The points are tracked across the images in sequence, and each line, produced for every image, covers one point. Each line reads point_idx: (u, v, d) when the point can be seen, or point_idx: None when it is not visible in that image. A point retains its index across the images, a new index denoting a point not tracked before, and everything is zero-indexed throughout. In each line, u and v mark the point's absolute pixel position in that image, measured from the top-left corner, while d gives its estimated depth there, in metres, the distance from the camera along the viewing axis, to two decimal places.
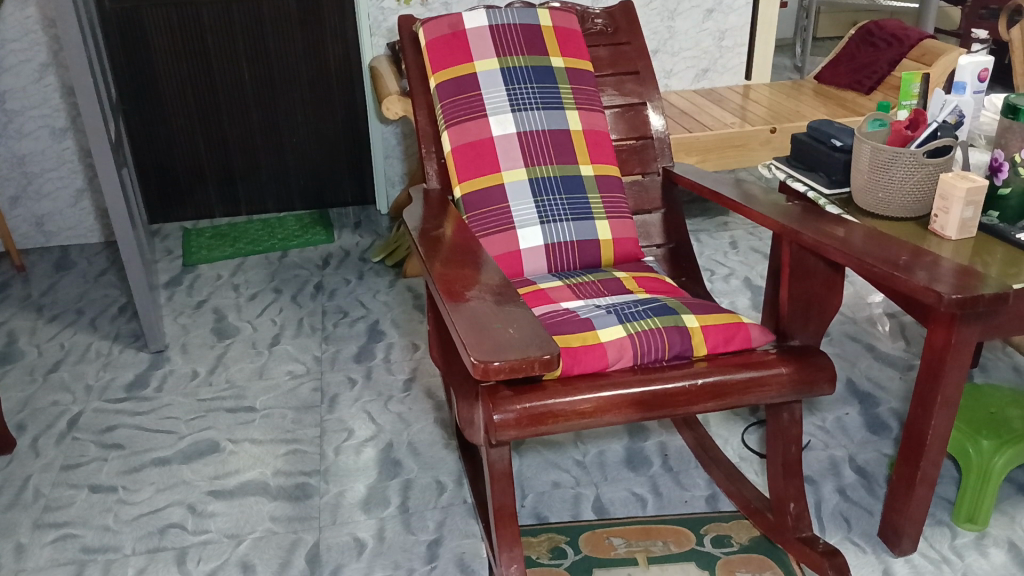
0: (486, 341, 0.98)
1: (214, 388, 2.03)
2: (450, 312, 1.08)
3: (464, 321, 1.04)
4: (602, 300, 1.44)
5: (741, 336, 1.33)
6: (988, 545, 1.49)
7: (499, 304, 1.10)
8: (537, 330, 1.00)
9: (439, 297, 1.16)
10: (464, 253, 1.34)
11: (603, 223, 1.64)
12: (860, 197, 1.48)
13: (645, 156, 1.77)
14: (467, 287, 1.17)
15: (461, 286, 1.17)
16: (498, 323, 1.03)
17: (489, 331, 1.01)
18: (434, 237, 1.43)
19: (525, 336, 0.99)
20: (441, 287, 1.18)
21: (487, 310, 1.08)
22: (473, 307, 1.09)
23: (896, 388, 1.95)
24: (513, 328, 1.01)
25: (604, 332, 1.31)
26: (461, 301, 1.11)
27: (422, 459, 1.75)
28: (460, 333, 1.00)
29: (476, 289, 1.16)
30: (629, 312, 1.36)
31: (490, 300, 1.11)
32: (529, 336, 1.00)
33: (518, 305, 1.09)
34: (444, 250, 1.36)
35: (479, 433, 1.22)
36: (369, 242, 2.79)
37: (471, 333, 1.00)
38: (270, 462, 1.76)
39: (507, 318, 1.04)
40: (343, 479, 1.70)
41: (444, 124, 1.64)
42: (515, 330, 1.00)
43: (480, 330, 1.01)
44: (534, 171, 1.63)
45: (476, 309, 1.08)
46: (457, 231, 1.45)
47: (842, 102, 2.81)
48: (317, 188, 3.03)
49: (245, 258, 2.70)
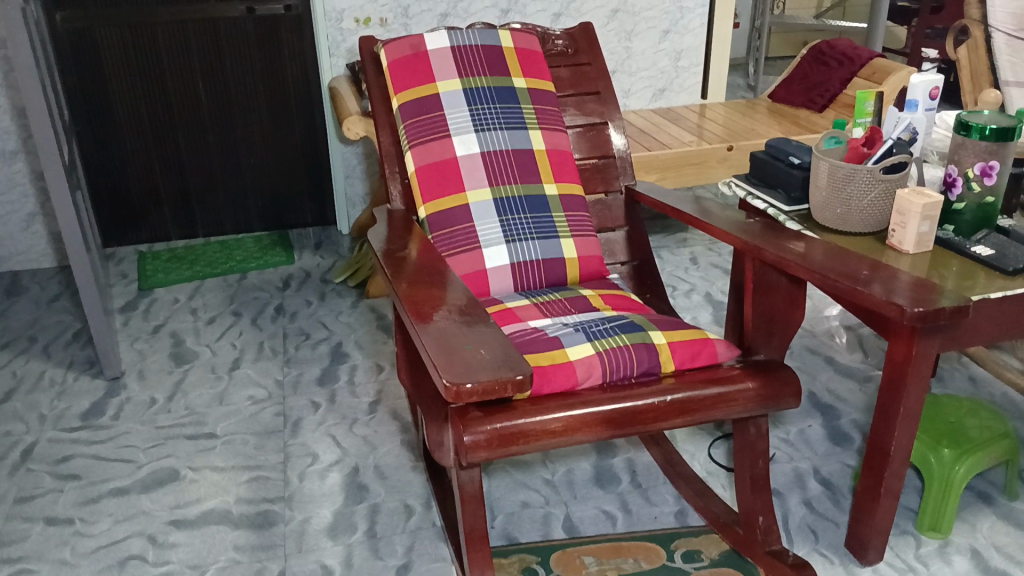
0: (458, 363, 0.93)
1: (172, 414, 1.98)
2: (423, 339, 1.05)
3: (435, 345, 1.00)
4: (569, 318, 1.44)
5: (707, 352, 1.33)
6: (951, 553, 1.52)
7: (468, 325, 1.08)
8: (508, 351, 0.96)
9: (410, 321, 1.13)
10: (430, 274, 1.33)
11: (568, 241, 1.65)
12: (819, 213, 1.51)
13: (608, 174, 1.78)
14: (439, 312, 1.14)
15: (431, 311, 1.14)
16: (469, 343, 0.99)
17: (459, 352, 0.96)
18: (402, 261, 1.41)
19: (497, 357, 0.94)
20: (409, 308, 1.16)
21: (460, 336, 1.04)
22: (448, 334, 1.06)
23: (856, 400, 1.98)
24: (485, 349, 0.97)
25: (573, 351, 1.30)
26: (430, 323, 1.10)
27: (389, 482, 1.73)
28: (431, 356, 0.96)
29: (446, 314, 1.13)
30: (597, 330, 1.36)
31: (463, 325, 1.08)
32: (500, 357, 0.95)
33: (493, 330, 1.06)
34: (411, 274, 1.34)
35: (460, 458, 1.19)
36: (330, 263, 2.76)
37: (442, 356, 0.96)
38: (232, 490, 1.72)
39: (479, 340, 1.00)
40: (308, 505, 1.67)
41: (408, 145, 1.64)
42: (486, 351, 0.96)
43: (451, 353, 0.96)
44: (498, 191, 1.64)
45: (449, 335, 1.04)
46: (422, 251, 1.44)
47: (796, 120, 2.87)
48: (276, 208, 2.99)
49: (202, 281, 2.65)
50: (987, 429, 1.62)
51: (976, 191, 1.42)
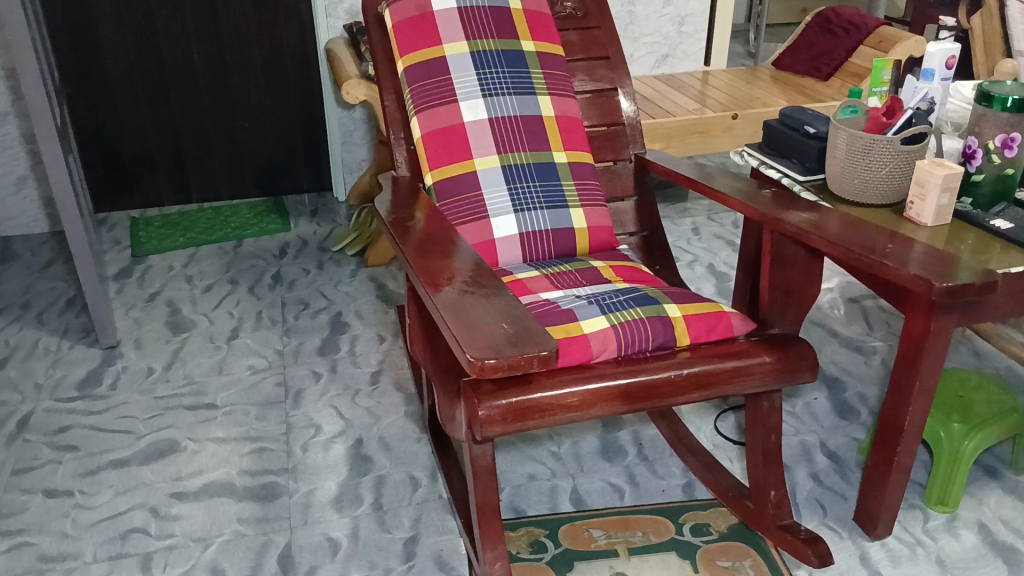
0: (480, 338, 0.90)
1: (171, 384, 1.95)
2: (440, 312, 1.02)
3: (452, 318, 0.97)
4: (580, 290, 1.41)
5: (722, 325, 1.31)
6: (959, 527, 1.53)
7: (486, 297, 1.05)
8: (531, 325, 0.93)
9: (426, 292, 1.10)
10: (441, 243, 1.29)
11: (577, 211, 1.61)
12: (835, 183, 1.48)
13: (617, 143, 1.73)
14: (454, 283, 1.11)
15: (446, 282, 1.11)
16: (490, 317, 0.95)
17: (480, 326, 0.93)
18: (411, 229, 1.37)
19: (520, 331, 0.91)
20: (424, 279, 1.13)
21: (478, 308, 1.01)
22: (466, 305, 1.03)
23: (862, 372, 1.98)
24: (508, 323, 0.94)
25: (587, 323, 1.28)
26: (447, 295, 1.07)
27: (394, 455, 1.71)
28: (451, 330, 0.93)
29: (462, 286, 1.09)
30: (610, 302, 1.33)
31: (481, 295, 1.05)
32: (524, 330, 0.92)
33: (512, 302, 1.02)
34: (422, 242, 1.30)
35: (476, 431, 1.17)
36: (328, 231, 2.72)
37: (463, 331, 0.93)
38: (235, 461, 1.70)
39: (500, 313, 0.97)
40: (312, 476, 1.65)
41: (414, 110, 1.59)
42: (509, 325, 0.93)
43: (471, 327, 0.93)
44: (507, 158, 1.60)
45: (467, 307, 1.01)
46: (432, 220, 1.41)
47: (801, 88, 2.84)
48: (272, 174, 2.94)
49: (197, 248, 2.61)
50: (996, 403, 1.62)
51: (996, 163, 1.40)
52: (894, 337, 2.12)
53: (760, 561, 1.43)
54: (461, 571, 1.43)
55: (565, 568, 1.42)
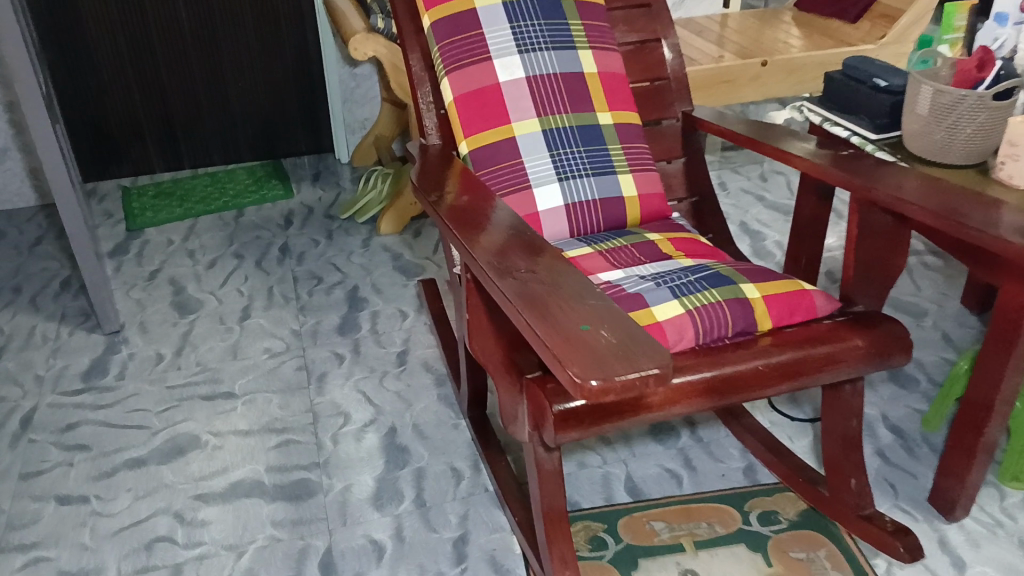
0: (580, 350, 0.78)
1: (184, 372, 1.82)
2: (515, 309, 0.88)
3: (536, 319, 0.84)
4: (642, 268, 1.28)
5: (805, 306, 1.19)
6: None
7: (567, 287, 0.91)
8: (636, 332, 0.80)
9: (493, 285, 0.96)
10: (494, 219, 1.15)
11: (626, 177, 1.47)
12: (914, 142, 1.35)
13: (662, 99, 1.59)
14: (523, 270, 0.97)
15: (515, 272, 0.97)
16: (584, 323, 0.82)
17: (575, 335, 0.80)
18: (453, 203, 1.23)
19: (625, 341, 0.78)
20: (489, 269, 0.99)
21: (559, 302, 0.87)
22: (544, 297, 0.89)
23: (915, 336, 1.87)
24: (606, 330, 0.81)
25: (659, 309, 1.15)
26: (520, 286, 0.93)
27: (432, 443, 1.60)
28: (544, 342, 0.80)
29: (533, 275, 0.96)
30: (681, 284, 1.21)
31: (560, 286, 0.92)
32: (628, 338, 0.79)
33: (599, 294, 0.89)
34: (471, 220, 1.16)
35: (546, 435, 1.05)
36: (334, 197, 2.57)
37: (556, 341, 0.80)
38: (260, 457, 1.58)
39: (593, 315, 0.83)
40: (346, 471, 1.54)
41: (443, 70, 1.44)
42: (608, 333, 0.80)
43: (565, 337, 0.80)
44: (547, 121, 1.45)
45: (547, 300, 0.88)
46: (478, 194, 1.26)
47: (827, 31, 2.68)
48: (268, 136, 2.77)
49: (196, 219, 2.45)
50: None
51: None
52: (943, 296, 2.02)
53: (837, 551, 1.34)
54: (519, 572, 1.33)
55: (630, 566, 1.32)
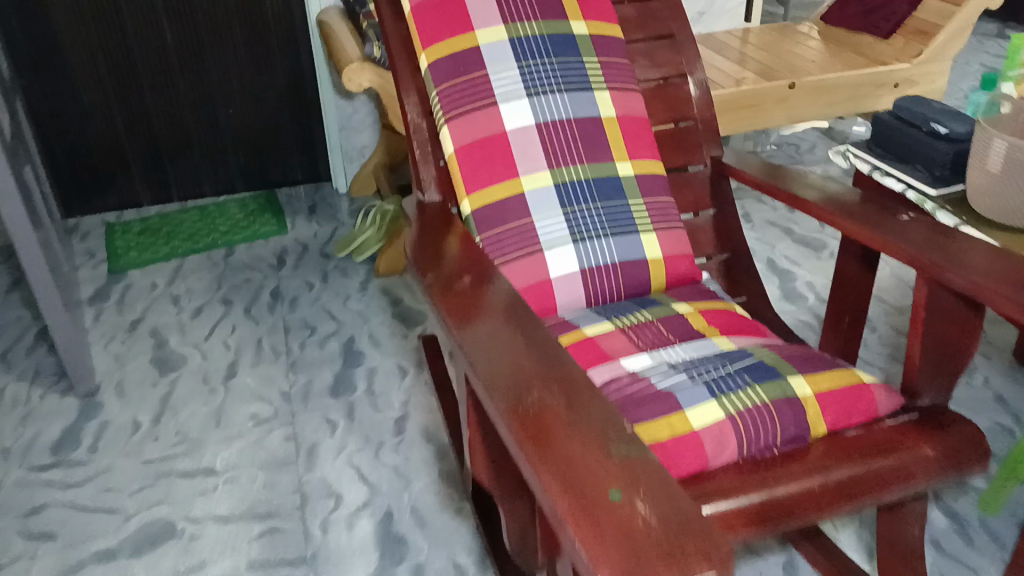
0: (617, 538, 0.60)
1: (162, 442, 1.66)
2: (525, 455, 0.70)
3: (554, 480, 0.67)
4: (672, 353, 1.11)
5: (863, 405, 1.03)
6: None
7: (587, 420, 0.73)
8: (683, 510, 0.62)
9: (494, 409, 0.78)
10: (493, 301, 0.96)
11: (650, 236, 1.29)
12: (981, 201, 1.14)
13: (688, 144, 1.41)
14: (529, 387, 0.78)
15: (521, 390, 0.79)
16: (614, 488, 0.65)
17: (606, 512, 0.63)
18: (445, 275, 1.04)
19: (670, 526, 0.61)
20: (489, 383, 0.80)
21: (579, 447, 0.70)
22: (558, 437, 0.71)
23: (965, 395, 1.70)
24: (644, 504, 0.63)
25: (696, 413, 0.99)
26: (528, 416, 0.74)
27: (431, 532, 1.46)
28: (568, 524, 0.63)
29: (542, 396, 0.77)
30: (719, 378, 1.04)
31: (579, 418, 0.73)
32: (673, 518, 0.62)
33: (627, 429, 0.72)
34: (465, 301, 0.97)
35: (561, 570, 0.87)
36: (330, 232, 2.41)
37: (584, 521, 0.62)
38: (242, 548, 1.43)
39: (626, 476, 0.66)
40: (336, 567, 1.40)
41: (443, 118, 1.26)
42: (647, 509, 0.63)
43: (593, 515, 0.63)
44: (560, 174, 1.28)
45: (565, 446, 0.70)
46: (474, 260, 1.07)
47: (857, 49, 2.49)
48: (261, 165, 2.62)
49: (183, 260, 2.29)
50: None
51: None
52: (992, 347, 1.85)
53: None
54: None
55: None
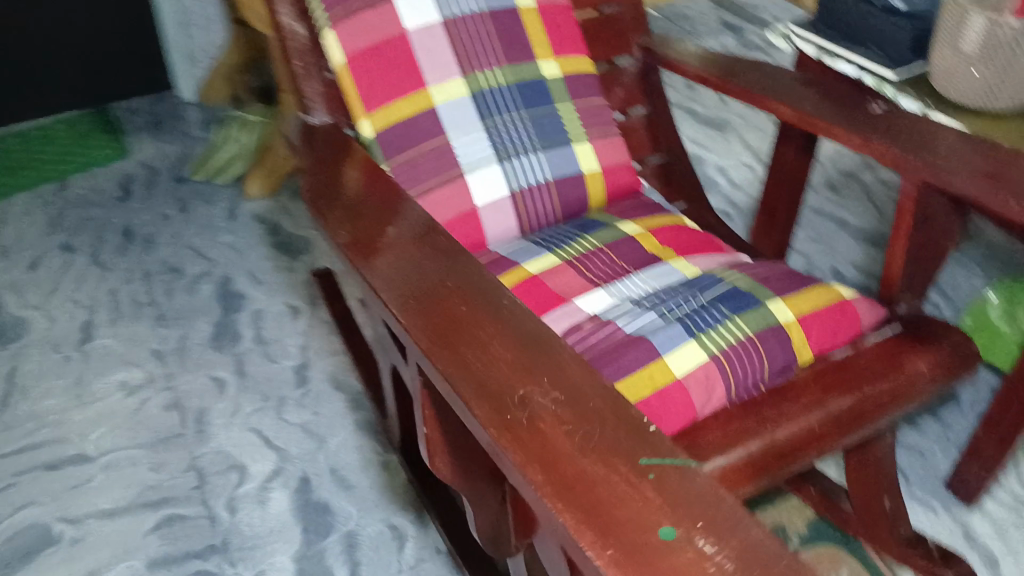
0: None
1: (17, 430, 1.41)
2: (526, 477, 0.54)
3: (574, 513, 0.51)
4: (631, 285, 0.97)
5: (848, 323, 0.93)
6: None
7: (600, 423, 0.57)
8: (762, 546, 0.48)
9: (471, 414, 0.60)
10: (431, 257, 0.77)
11: (584, 146, 1.13)
12: (947, 85, 1.10)
13: (615, 32, 1.22)
14: (513, 382, 0.61)
15: (501, 384, 0.61)
16: (665, 524, 0.50)
17: (666, 561, 0.48)
18: (358, 221, 0.83)
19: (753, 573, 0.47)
20: (457, 379, 0.62)
21: (596, 461, 0.54)
22: (569, 454, 0.55)
23: None
24: (710, 543, 0.48)
25: (676, 359, 0.85)
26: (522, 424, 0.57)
27: (359, 495, 1.31)
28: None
29: (531, 392, 0.60)
30: (695, 314, 0.91)
31: (589, 423, 0.57)
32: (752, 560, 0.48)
33: (648, 427, 0.57)
34: (394, 259, 0.77)
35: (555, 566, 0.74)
36: (183, 152, 2.10)
37: (629, 569, 0.48)
38: (138, 546, 1.24)
39: (675, 504, 0.51)
40: (254, 552, 1.23)
41: (328, 21, 1.01)
42: (718, 552, 0.48)
43: (640, 560, 0.48)
44: (476, 81, 1.08)
45: (584, 467, 0.54)
46: (391, 198, 0.86)
47: None
48: (86, 76, 2.22)
49: (6, 200, 1.93)
50: None
51: None
52: None
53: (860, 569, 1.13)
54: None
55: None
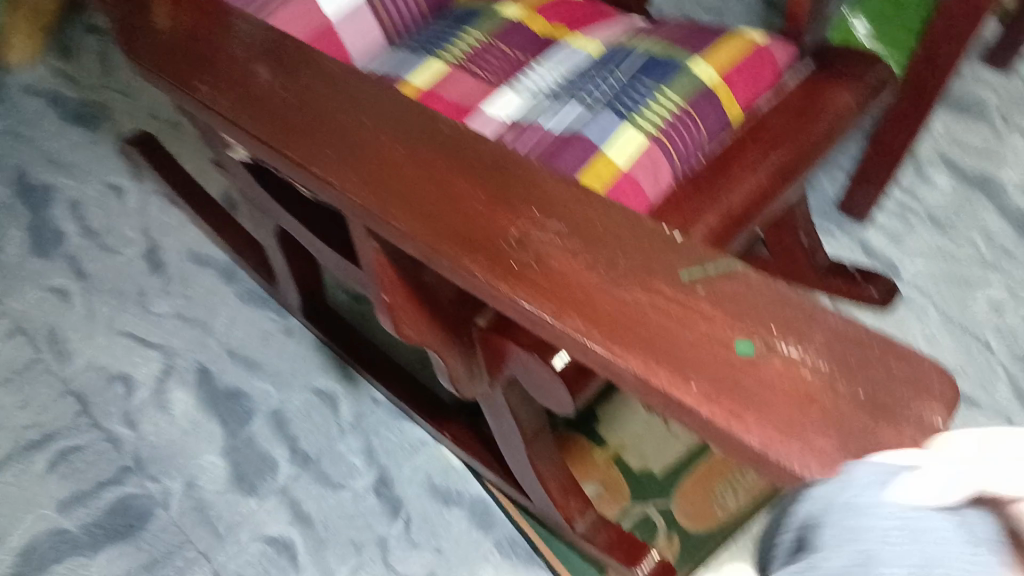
0: (786, 409, 0.42)
1: None
2: (564, 330, 0.47)
3: (641, 357, 0.45)
4: (538, 79, 0.87)
5: (766, 67, 0.86)
6: (928, 169, 1.43)
7: (620, 245, 0.50)
8: (847, 337, 0.44)
9: (465, 274, 0.50)
10: (321, 92, 0.61)
11: None
12: None
13: None
14: (501, 224, 0.52)
15: (489, 230, 0.51)
16: (741, 341, 0.44)
17: (759, 384, 0.43)
18: (205, 65, 0.64)
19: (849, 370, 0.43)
20: (431, 236, 0.52)
21: (637, 291, 0.47)
22: (603, 292, 0.47)
23: None
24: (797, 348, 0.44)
25: (616, 149, 0.78)
26: (535, 271, 0.49)
27: (269, 368, 1.19)
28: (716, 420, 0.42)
29: (527, 230, 0.51)
30: (623, 94, 0.83)
31: (609, 248, 0.49)
32: (840, 356, 0.43)
33: (672, 235, 0.50)
34: (278, 105, 0.60)
35: (554, 404, 0.69)
36: None
37: (724, 401, 0.43)
38: (40, 494, 1.10)
39: (741, 317, 0.45)
40: (174, 461, 1.12)
41: None
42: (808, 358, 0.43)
43: (731, 388, 0.43)
44: None
45: (628, 302, 0.47)
46: (228, 23, 0.66)
47: None
48: None
49: None
50: None
51: None
52: None
53: None
54: (470, 491, 1.07)
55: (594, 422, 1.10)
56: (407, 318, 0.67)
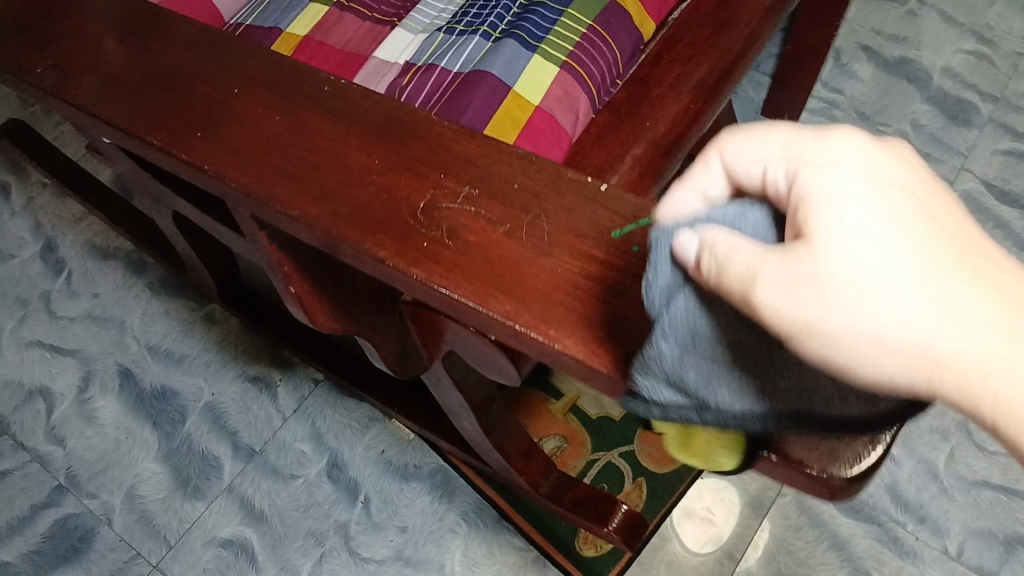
0: None
1: None
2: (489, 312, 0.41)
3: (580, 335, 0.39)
4: (430, 10, 0.78)
5: None
6: (850, 64, 1.39)
7: (541, 205, 0.43)
8: None
9: (370, 258, 0.44)
10: (187, 64, 0.53)
11: None
12: None
13: None
14: (403, 196, 0.45)
15: (392, 204, 0.45)
16: None
17: None
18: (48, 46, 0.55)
19: None
20: (326, 217, 0.45)
21: (566, 258, 0.41)
22: (529, 263, 0.41)
23: None
24: None
25: (527, 83, 0.70)
26: (449, 247, 0.43)
27: (196, 361, 1.12)
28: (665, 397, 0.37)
29: (435, 200, 0.44)
30: (526, 18, 0.73)
31: (529, 211, 0.43)
32: None
33: (598, 187, 0.44)
34: (138, 85, 0.52)
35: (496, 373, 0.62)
36: None
37: None
38: None
39: None
40: (109, 474, 1.05)
41: None
42: None
43: None
44: None
45: (559, 273, 0.41)
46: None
47: None
48: None
49: None
50: None
51: None
52: None
53: None
54: (429, 463, 1.04)
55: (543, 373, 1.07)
56: (318, 304, 0.62)
